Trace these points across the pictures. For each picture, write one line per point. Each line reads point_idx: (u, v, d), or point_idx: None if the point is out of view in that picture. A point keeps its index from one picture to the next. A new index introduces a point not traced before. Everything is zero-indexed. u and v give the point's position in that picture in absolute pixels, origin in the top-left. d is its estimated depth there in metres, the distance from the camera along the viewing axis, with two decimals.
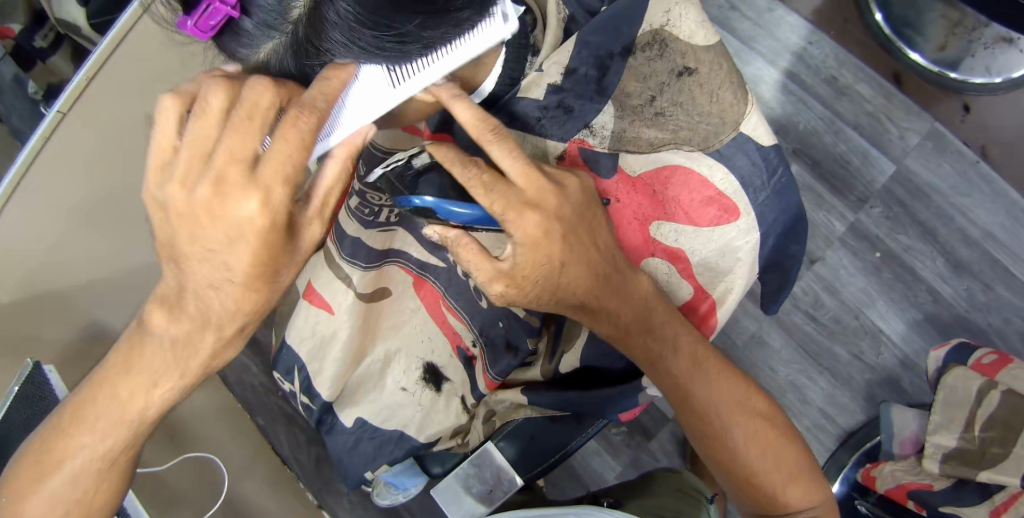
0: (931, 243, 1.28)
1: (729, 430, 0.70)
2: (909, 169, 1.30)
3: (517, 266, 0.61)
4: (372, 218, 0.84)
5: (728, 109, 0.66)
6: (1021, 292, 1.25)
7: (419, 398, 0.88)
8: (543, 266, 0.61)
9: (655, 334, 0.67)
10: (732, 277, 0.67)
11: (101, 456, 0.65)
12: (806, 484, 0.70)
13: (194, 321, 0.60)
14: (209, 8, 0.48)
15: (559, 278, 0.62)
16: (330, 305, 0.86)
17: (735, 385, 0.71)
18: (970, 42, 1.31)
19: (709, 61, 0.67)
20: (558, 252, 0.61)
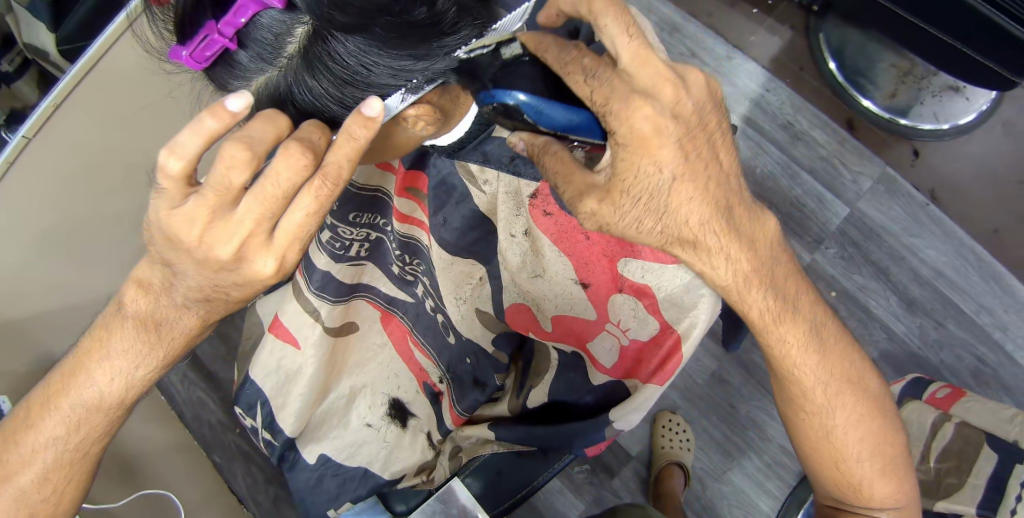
0: (884, 282, 1.33)
1: (830, 410, 0.69)
2: (862, 212, 1.36)
3: (614, 177, 0.55)
4: (343, 252, 0.82)
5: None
6: (970, 329, 1.31)
7: (385, 434, 0.88)
8: (662, 200, 0.56)
9: (777, 288, 0.64)
10: (697, 310, 0.63)
11: (55, 486, 0.63)
12: (898, 481, 0.69)
13: (158, 355, 0.59)
14: (205, 39, 0.48)
15: (660, 197, 0.56)
16: (297, 339, 0.85)
17: (846, 372, 0.69)
18: (920, 89, 1.39)
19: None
20: (671, 168, 0.55)
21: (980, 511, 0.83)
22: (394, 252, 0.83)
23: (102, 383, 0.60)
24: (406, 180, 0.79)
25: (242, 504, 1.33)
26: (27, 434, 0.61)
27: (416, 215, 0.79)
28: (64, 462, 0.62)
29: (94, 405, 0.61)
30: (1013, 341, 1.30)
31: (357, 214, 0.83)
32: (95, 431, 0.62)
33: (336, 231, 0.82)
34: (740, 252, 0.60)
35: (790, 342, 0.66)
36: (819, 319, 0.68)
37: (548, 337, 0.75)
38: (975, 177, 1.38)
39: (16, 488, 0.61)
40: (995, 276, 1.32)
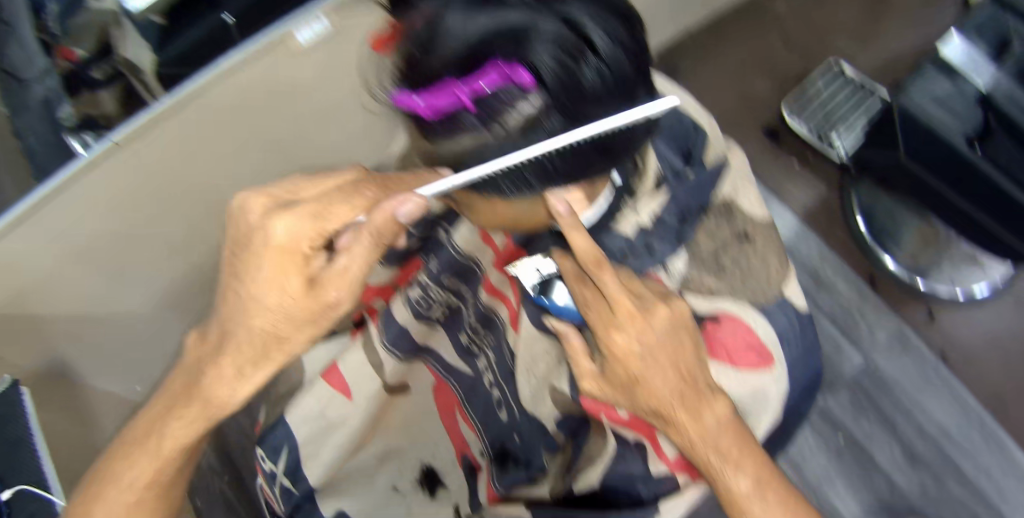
0: (891, 433, 1.37)
1: None
2: (876, 363, 1.41)
3: (602, 371, 0.67)
4: (425, 312, 0.89)
5: (771, 267, 0.75)
6: (969, 489, 1.32)
7: (412, 501, 0.89)
8: (630, 382, 0.65)
9: (758, 477, 0.66)
10: (758, 420, 0.72)
11: (135, 491, 0.76)
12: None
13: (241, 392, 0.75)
14: (447, 92, 0.52)
15: (634, 389, 0.65)
16: (350, 390, 0.89)
17: None
18: (940, 255, 1.47)
19: (765, 233, 0.76)
20: (645, 364, 0.63)
21: None
22: (467, 323, 0.88)
23: (198, 404, 0.75)
24: (506, 257, 0.82)
25: None
26: (149, 439, 0.76)
27: (502, 292, 0.84)
28: (149, 469, 0.76)
29: (187, 429, 0.76)
30: (1013, 509, 1.30)
31: (448, 280, 0.88)
32: (176, 442, 0.76)
33: (425, 291, 0.88)
34: (691, 432, 0.65)
35: (736, 491, 0.66)
36: (765, 469, 0.67)
37: (618, 423, 0.73)
38: (987, 344, 1.43)
39: (112, 490, 0.75)
40: (996, 439, 1.34)
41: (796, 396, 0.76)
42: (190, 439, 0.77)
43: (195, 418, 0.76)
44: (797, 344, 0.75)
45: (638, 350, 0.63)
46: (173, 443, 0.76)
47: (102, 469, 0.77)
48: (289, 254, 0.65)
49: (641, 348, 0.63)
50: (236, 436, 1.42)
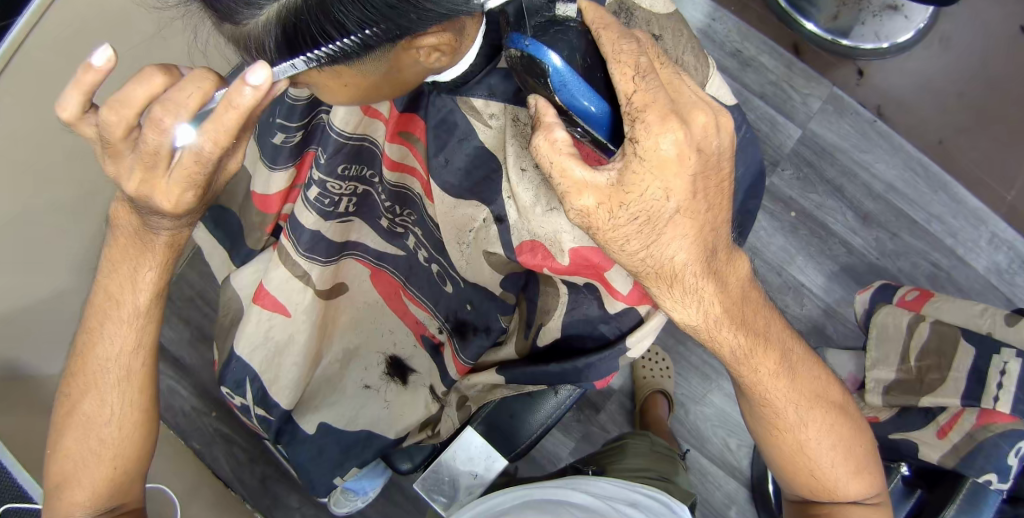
0: (841, 198, 1.38)
1: (801, 426, 0.74)
2: (814, 132, 1.40)
3: (618, 183, 0.56)
4: (332, 208, 0.79)
5: (693, 70, 0.68)
6: (923, 238, 1.36)
7: (386, 394, 0.87)
8: (657, 225, 0.58)
9: (749, 327, 0.68)
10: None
11: (112, 406, 0.72)
12: (867, 478, 0.76)
13: (157, 251, 0.69)
14: None
15: (659, 225, 0.58)
16: (286, 306, 0.83)
17: (823, 398, 0.74)
18: (860, 11, 1.41)
19: (672, 27, 0.68)
20: (672, 200, 0.56)
21: (965, 402, 0.89)
22: (383, 205, 0.81)
23: (121, 290, 0.70)
24: (398, 123, 0.74)
25: (229, 489, 1.30)
26: (91, 350, 0.72)
27: (408, 162, 0.76)
28: (115, 380, 0.72)
29: (125, 325, 0.71)
30: (962, 245, 1.35)
31: (346, 166, 0.78)
32: (131, 341, 0.72)
33: (325, 187, 0.78)
34: (715, 297, 0.64)
35: (727, 351, 0.69)
36: (787, 345, 0.72)
37: (561, 273, 0.70)
38: (917, 88, 1.42)
39: (83, 415, 0.72)
40: (943, 185, 1.37)
41: (741, 196, 0.73)
42: (142, 336, 0.73)
43: (133, 300, 0.71)
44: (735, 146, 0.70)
45: (677, 192, 0.56)
46: (127, 343, 0.72)
47: (67, 405, 0.73)
48: (166, 205, 0.58)
49: (680, 190, 0.56)
50: (204, 371, 1.38)
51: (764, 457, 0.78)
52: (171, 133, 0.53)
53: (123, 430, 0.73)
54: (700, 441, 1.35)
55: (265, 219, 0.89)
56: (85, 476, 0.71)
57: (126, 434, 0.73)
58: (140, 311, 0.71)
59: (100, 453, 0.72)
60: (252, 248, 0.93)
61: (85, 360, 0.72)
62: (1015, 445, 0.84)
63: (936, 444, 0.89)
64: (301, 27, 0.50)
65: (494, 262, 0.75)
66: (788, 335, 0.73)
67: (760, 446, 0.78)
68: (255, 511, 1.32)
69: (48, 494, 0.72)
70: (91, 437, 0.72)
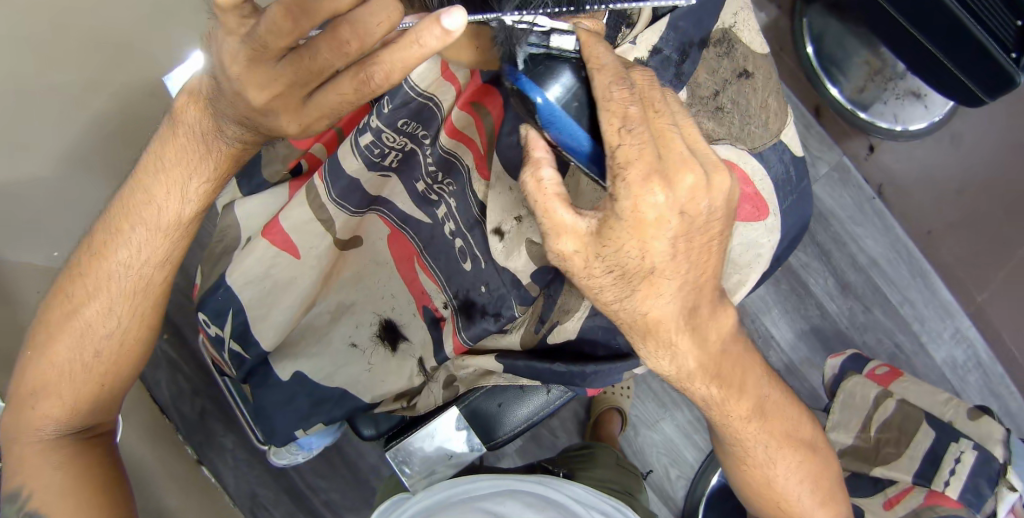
0: (825, 263, 1.44)
1: (772, 463, 0.76)
2: (816, 194, 1.45)
3: (596, 232, 0.56)
4: (378, 160, 0.78)
5: (772, 116, 0.71)
6: (892, 317, 1.43)
7: (371, 356, 0.86)
8: (633, 281, 0.58)
9: (725, 381, 0.69)
10: (747, 272, 0.69)
11: (118, 320, 0.72)
12: (834, 507, 0.80)
13: (218, 161, 0.66)
14: None
15: (638, 281, 0.57)
16: (297, 248, 0.81)
17: (794, 441, 0.76)
18: (883, 90, 1.45)
19: (765, 69, 0.71)
20: (654, 254, 0.56)
21: (916, 480, 0.95)
22: (427, 168, 0.79)
23: (165, 200, 0.68)
24: (473, 94, 0.74)
25: (168, 417, 1.27)
26: (110, 255, 0.71)
27: (468, 133, 0.76)
28: (127, 292, 0.72)
29: (153, 241, 0.70)
30: (927, 332, 1.43)
31: (406, 121, 0.77)
32: (155, 259, 0.71)
33: (378, 136, 0.76)
34: (690, 353, 0.63)
35: (707, 398, 0.70)
36: (764, 392, 0.73)
37: None
38: (920, 179, 1.47)
39: (84, 322, 0.71)
40: (922, 272, 1.44)
41: (784, 247, 0.75)
42: (168, 256, 0.72)
43: (177, 209, 0.69)
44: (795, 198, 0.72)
45: (657, 249, 0.56)
46: (151, 259, 0.71)
47: (71, 305, 0.72)
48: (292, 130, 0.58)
49: (660, 247, 0.56)
50: (169, 293, 1.34)
51: (731, 483, 0.81)
52: (348, 59, 0.52)
53: (122, 347, 0.73)
54: (643, 466, 1.38)
55: (291, 152, 0.88)
56: (72, 385, 0.72)
57: (123, 350, 0.73)
58: (174, 227, 0.70)
59: (93, 366, 0.73)
60: (264, 181, 0.90)
61: (102, 262, 0.71)
62: None
63: (880, 513, 0.95)
64: None
65: (533, 252, 0.73)
66: (770, 386, 0.75)
67: (727, 473, 0.81)
68: (190, 445, 1.28)
69: (26, 388, 0.73)
70: (87, 347, 0.72)
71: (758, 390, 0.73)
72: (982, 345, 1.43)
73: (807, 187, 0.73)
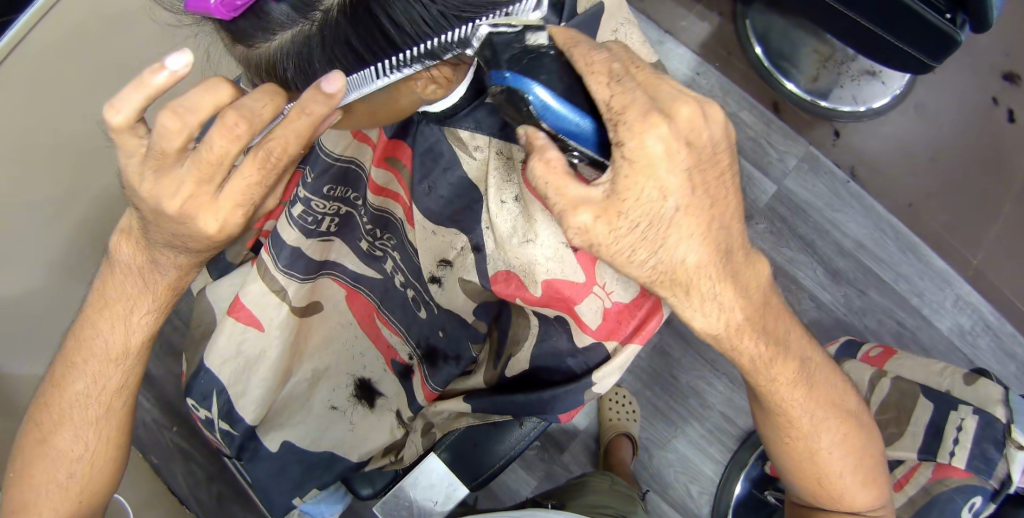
0: (810, 253, 1.42)
1: (816, 434, 0.75)
2: (789, 188, 1.44)
3: (612, 193, 0.56)
4: (314, 227, 0.82)
5: None
6: (889, 296, 1.40)
7: (352, 416, 0.88)
8: (661, 228, 0.57)
9: (769, 335, 0.68)
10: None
11: (85, 439, 0.73)
12: (875, 488, 0.78)
13: (156, 293, 0.70)
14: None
15: (665, 228, 0.57)
16: (261, 321, 0.83)
17: (843, 392, 0.77)
18: (839, 74, 1.48)
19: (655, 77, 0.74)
20: (673, 197, 0.56)
21: (922, 456, 0.92)
22: (364, 227, 0.82)
23: (110, 330, 0.71)
24: (386, 149, 0.78)
25: (184, 507, 1.28)
26: (68, 384, 0.72)
27: (392, 187, 0.79)
28: (91, 417, 0.73)
29: (109, 353, 0.72)
30: (928, 305, 1.39)
31: (332, 187, 0.82)
32: (114, 377, 0.73)
33: (308, 205, 0.81)
34: (735, 302, 0.63)
35: (747, 361, 0.69)
36: (806, 352, 0.73)
37: (534, 302, 0.72)
38: (891, 153, 1.47)
39: (53, 450, 0.72)
40: (911, 247, 1.41)
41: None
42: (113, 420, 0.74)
43: (123, 336, 0.72)
44: None
45: (673, 191, 0.56)
46: (111, 380, 0.73)
47: (31, 444, 0.73)
48: (211, 227, 0.60)
49: (678, 183, 0.56)
50: (170, 386, 1.36)
51: (779, 463, 0.80)
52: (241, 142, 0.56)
53: (95, 464, 0.74)
54: (662, 486, 1.35)
55: (248, 234, 0.91)
56: (45, 511, 0.71)
57: (98, 466, 0.74)
58: (125, 351, 0.72)
59: (69, 486, 0.72)
60: (229, 263, 0.93)
61: (60, 392, 0.72)
62: (968, 500, 0.87)
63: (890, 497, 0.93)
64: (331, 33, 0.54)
65: (470, 290, 0.77)
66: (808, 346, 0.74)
67: (769, 447, 0.79)
68: None
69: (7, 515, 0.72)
70: (60, 468, 0.72)
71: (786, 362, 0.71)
72: (987, 309, 1.38)
73: None
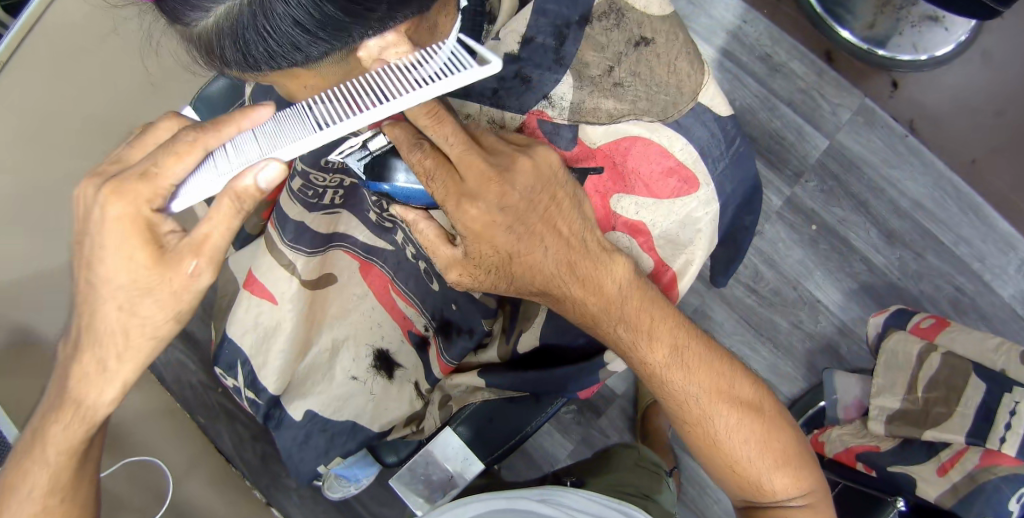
0: (864, 215, 1.32)
1: (708, 418, 0.70)
2: (842, 144, 1.34)
3: (468, 256, 0.65)
4: (315, 201, 0.83)
5: (684, 77, 0.68)
6: (948, 260, 1.30)
7: (371, 387, 0.85)
8: (519, 262, 0.64)
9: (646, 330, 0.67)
10: (691, 249, 0.69)
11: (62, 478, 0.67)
12: (794, 472, 0.70)
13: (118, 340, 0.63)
14: None
15: (510, 265, 0.65)
16: (274, 294, 0.84)
17: (718, 372, 0.70)
18: (898, 21, 1.32)
19: (665, 31, 0.68)
20: (513, 232, 0.63)
21: (970, 440, 0.86)
22: (368, 200, 0.81)
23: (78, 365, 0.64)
24: None
25: (229, 464, 1.32)
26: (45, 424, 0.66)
27: None
28: (57, 455, 0.66)
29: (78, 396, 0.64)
30: (990, 271, 1.29)
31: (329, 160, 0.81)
32: (86, 420, 0.65)
33: (307, 178, 0.83)
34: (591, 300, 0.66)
35: (651, 364, 0.68)
36: (680, 334, 0.69)
37: None
38: (953, 104, 1.35)
39: (26, 482, 0.66)
40: (973, 207, 1.30)
41: (734, 214, 0.73)
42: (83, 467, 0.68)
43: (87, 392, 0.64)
44: (748, 163, 0.72)
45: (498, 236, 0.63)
46: (81, 425, 0.65)
47: (8, 472, 0.67)
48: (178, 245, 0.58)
49: (505, 231, 0.63)
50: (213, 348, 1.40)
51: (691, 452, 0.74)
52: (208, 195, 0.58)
53: (64, 502, 0.68)
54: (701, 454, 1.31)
55: (263, 205, 0.90)
56: None
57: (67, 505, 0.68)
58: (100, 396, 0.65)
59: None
60: (249, 232, 0.92)
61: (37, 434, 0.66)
62: (1016, 491, 0.81)
63: (935, 481, 0.87)
64: (243, 26, 0.49)
65: None
66: (676, 322, 0.69)
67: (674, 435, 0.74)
68: (253, 488, 1.33)
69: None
70: (31, 503, 0.66)
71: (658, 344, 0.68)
72: None
73: (746, 146, 0.72)
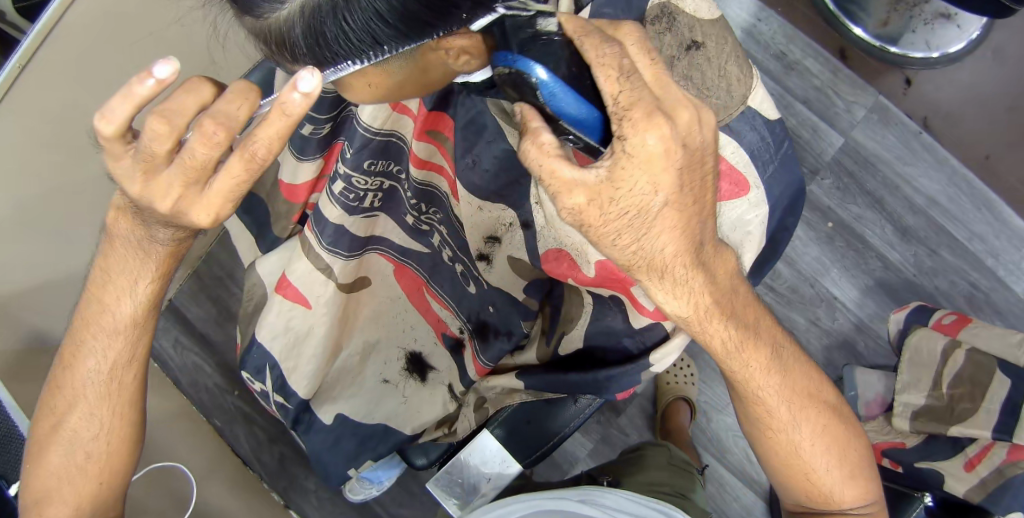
0: (879, 211, 1.33)
1: (795, 426, 0.71)
2: (857, 141, 1.34)
3: (607, 179, 0.51)
4: (357, 204, 0.78)
5: (735, 83, 0.69)
6: (963, 257, 1.30)
7: (404, 390, 0.88)
8: (646, 218, 0.53)
9: (738, 318, 0.65)
10: (739, 251, 0.70)
11: (101, 419, 0.70)
12: (863, 482, 0.72)
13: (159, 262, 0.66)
14: None
15: (641, 219, 0.53)
16: (307, 298, 0.83)
17: (807, 384, 0.71)
18: (910, 18, 1.33)
19: (716, 35, 0.69)
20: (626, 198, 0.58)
21: (996, 435, 0.86)
22: (409, 202, 0.79)
23: (116, 302, 0.67)
24: (427, 122, 0.73)
25: (248, 467, 1.32)
26: (77, 362, 0.69)
27: (436, 159, 0.75)
28: (100, 393, 0.69)
29: (118, 327, 0.68)
30: (1004, 266, 1.29)
31: (373, 161, 0.77)
32: (125, 351, 0.69)
33: (349, 181, 0.77)
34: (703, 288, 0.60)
35: (754, 370, 0.68)
36: (779, 339, 0.70)
37: (586, 282, 0.69)
38: (967, 101, 1.35)
39: (68, 430, 0.69)
40: (987, 203, 1.31)
41: (780, 215, 0.73)
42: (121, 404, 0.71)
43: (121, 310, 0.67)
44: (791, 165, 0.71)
45: (658, 184, 0.52)
46: (121, 356, 0.69)
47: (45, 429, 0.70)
48: (203, 221, 0.56)
49: (664, 184, 0.52)
50: (231, 352, 1.40)
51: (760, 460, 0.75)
52: (223, 147, 0.52)
53: (110, 446, 0.70)
54: (721, 453, 1.32)
55: (292, 208, 0.90)
56: (68, 492, 0.68)
57: (114, 448, 0.70)
58: (136, 323, 0.68)
59: (86, 468, 0.69)
60: (276, 237, 0.93)
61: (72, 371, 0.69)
62: None
63: (963, 476, 0.88)
64: (322, 21, 0.49)
65: (522, 267, 0.76)
66: (773, 325, 0.70)
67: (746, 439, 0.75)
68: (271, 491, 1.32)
69: (25, 510, 0.69)
70: (77, 452, 0.69)
71: (761, 353, 0.68)
72: None
73: (790, 148, 0.71)
